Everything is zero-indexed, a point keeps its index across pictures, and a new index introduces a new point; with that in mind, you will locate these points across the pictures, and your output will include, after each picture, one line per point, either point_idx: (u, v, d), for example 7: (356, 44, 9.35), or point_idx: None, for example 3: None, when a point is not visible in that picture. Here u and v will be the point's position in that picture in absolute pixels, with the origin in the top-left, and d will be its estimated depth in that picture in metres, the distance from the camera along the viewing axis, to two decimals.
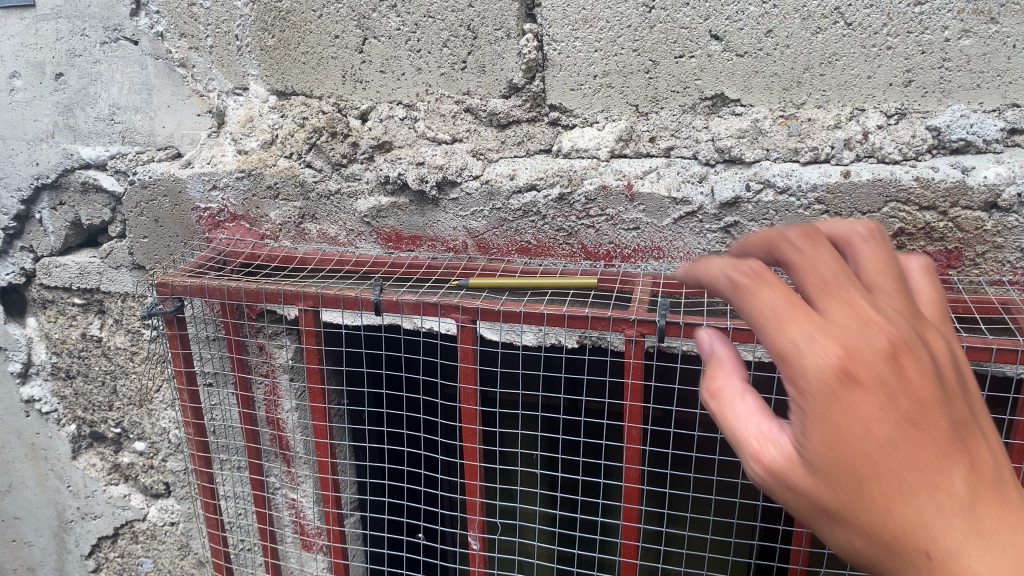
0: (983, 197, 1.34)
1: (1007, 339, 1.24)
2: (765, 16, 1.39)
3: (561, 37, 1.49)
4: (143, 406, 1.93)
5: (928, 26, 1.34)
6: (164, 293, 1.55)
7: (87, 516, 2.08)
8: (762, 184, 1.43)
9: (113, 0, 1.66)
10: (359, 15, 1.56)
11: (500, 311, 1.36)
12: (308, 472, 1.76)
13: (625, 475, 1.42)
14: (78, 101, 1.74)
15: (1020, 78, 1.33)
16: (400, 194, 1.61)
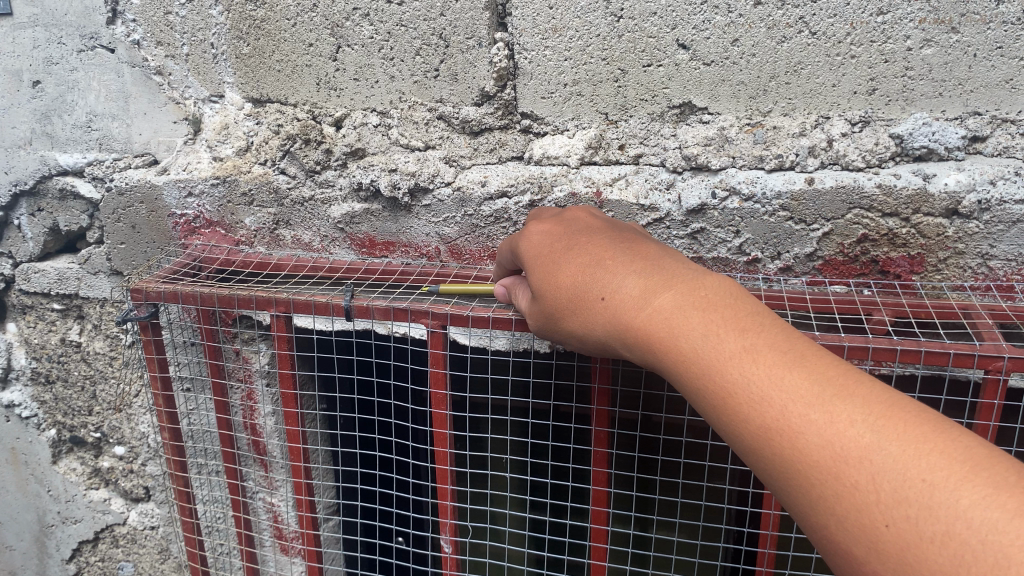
0: (944, 204, 1.36)
1: (964, 344, 1.25)
2: (731, 25, 1.41)
3: (531, 46, 1.51)
4: (121, 411, 1.94)
5: (891, 35, 1.35)
6: (140, 300, 1.56)
7: (67, 521, 2.09)
8: (728, 191, 1.46)
9: (90, 9, 1.67)
10: (332, 23, 1.57)
11: (469, 316, 1.38)
12: (285, 477, 1.78)
13: (593, 478, 1.44)
14: (55, 109, 1.75)
15: (980, 87, 1.35)
16: (373, 201, 1.63)
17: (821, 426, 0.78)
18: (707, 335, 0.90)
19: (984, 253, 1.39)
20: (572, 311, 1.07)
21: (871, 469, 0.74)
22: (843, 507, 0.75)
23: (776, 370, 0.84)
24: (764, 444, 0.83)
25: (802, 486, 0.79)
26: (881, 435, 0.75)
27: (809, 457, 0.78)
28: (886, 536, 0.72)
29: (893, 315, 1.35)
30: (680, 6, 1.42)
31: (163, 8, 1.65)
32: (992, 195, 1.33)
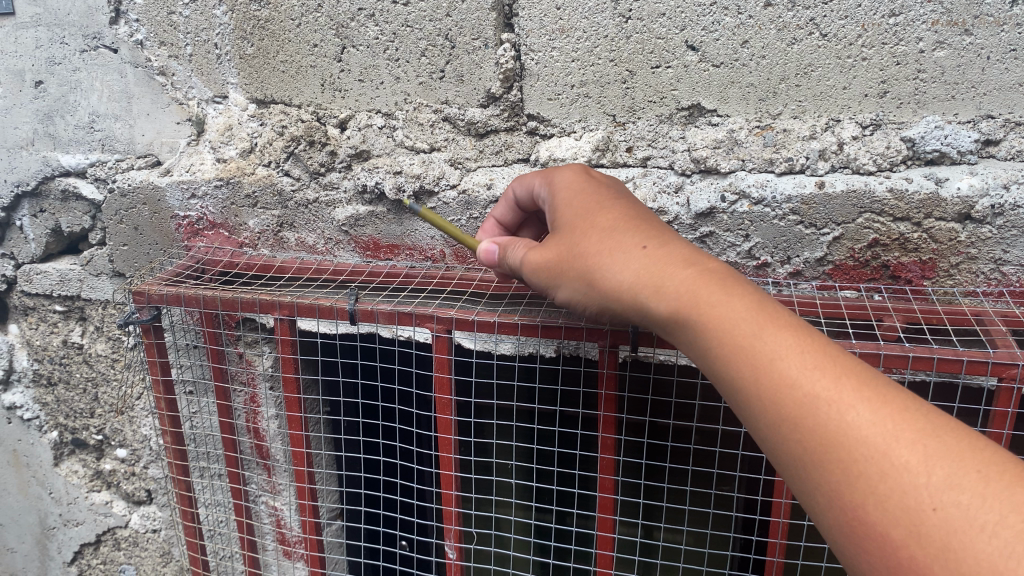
0: (957, 208, 1.34)
1: (977, 350, 1.23)
2: (741, 26, 1.39)
3: (538, 47, 1.49)
4: (123, 413, 1.92)
5: (903, 37, 1.33)
6: (142, 302, 1.55)
7: (69, 523, 2.07)
8: (737, 194, 1.44)
9: (93, 9, 1.66)
10: (337, 24, 1.56)
11: (474, 321, 1.37)
12: (287, 481, 1.76)
13: (599, 485, 1.42)
14: (57, 109, 1.74)
15: (994, 90, 1.33)
16: (378, 203, 1.62)
17: (869, 410, 0.80)
18: (751, 313, 0.90)
19: (997, 259, 1.37)
20: (592, 263, 1.03)
21: (920, 454, 0.75)
22: (885, 489, 0.75)
23: (823, 357, 0.85)
24: (804, 421, 0.83)
25: (840, 466, 0.79)
26: (931, 427, 0.77)
27: (854, 437, 0.79)
28: (930, 519, 0.72)
29: (905, 321, 1.33)
30: (689, 7, 1.40)
31: (166, 8, 1.64)
32: (1006, 200, 1.31)
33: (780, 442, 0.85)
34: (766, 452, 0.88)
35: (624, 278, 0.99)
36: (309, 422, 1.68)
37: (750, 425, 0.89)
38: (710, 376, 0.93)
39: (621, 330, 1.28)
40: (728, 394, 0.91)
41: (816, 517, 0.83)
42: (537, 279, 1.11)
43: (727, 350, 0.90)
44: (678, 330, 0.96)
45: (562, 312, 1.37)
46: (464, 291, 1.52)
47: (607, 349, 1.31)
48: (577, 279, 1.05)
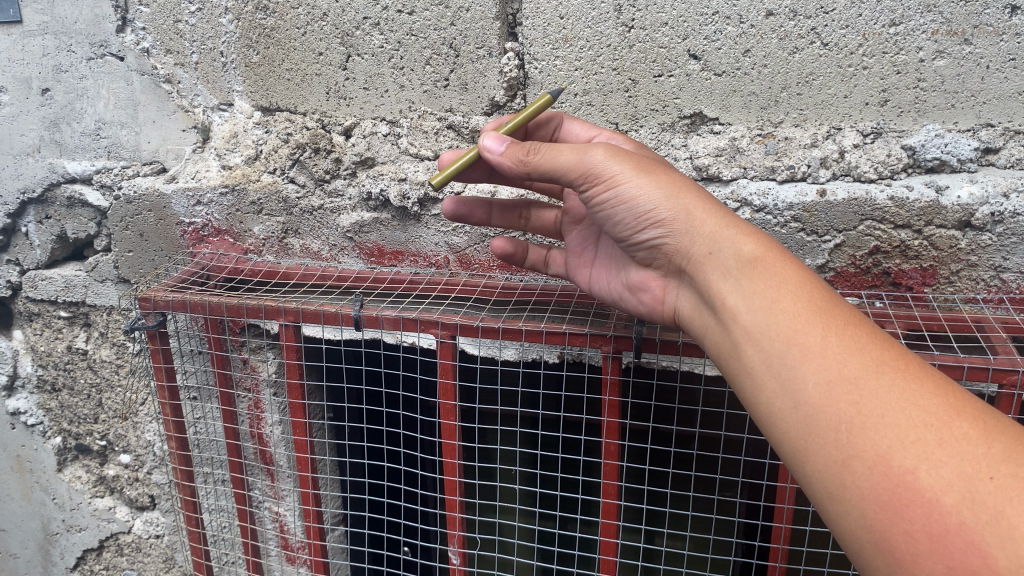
0: (957, 216, 1.35)
1: (978, 357, 1.24)
2: (743, 36, 1.41)
3: (541, 56, 1.51)
4: (127, 419, 1.93)
5: (903, 47, 1.35)
6: (148, 308, 1.56)
7: (72, 529, 2.07)
8: (739, 202, 1.46)
9: (100, 17, 1.67)
10: (343, 32, 1.57)
11: (478, 327, 1.37)
12: (291, 486, 1.76)
13: (603, 490, 1.43)
14: (64, 116, 1.75)
15: (993, 99, 1.34)
16: (382, 210, 1.63)
17: (930, 384, 0.79)
18: (818, 283, 0.91)
19: (997, 266, 1.38)
20: (679, 187, 1.02)
21: (978, 428, 0.74)
22: (940, 454, 0.73)
23: (882, 338, 0.85)
24: (863, 380, 0.80)
25: (893, 427, 0.76)
26: (985, 410, 0.77)
27: (914, 403, 0.77)
28: (985, 487, 0.70)
29: (906, 328, 1.34)
30: (691, 17, 1.42)
31: (173, 16, 1.66)
32: (1005, 207, 1.32)
33: (825, 400, 0.81)
34: (797, 414, 0.84)
35: (702, 213, 0.99)
36: (313, 427, 1.69)
37: (786, 382, 0.85)
38: (754, 330, 0.90)
39: (624, 337, 1.29)
40: (771, 348, 0.88)
41: (842, 487, 0.79)
42: (599, 164, 1.05)
43: (792, 302, 0.88)
44: (736, 277, 0.94)
45: (565, 318, 1.39)
46: (468, 298, 1.53)
47: (610, 356, 1.32)
48: (657, 184, 1.02)
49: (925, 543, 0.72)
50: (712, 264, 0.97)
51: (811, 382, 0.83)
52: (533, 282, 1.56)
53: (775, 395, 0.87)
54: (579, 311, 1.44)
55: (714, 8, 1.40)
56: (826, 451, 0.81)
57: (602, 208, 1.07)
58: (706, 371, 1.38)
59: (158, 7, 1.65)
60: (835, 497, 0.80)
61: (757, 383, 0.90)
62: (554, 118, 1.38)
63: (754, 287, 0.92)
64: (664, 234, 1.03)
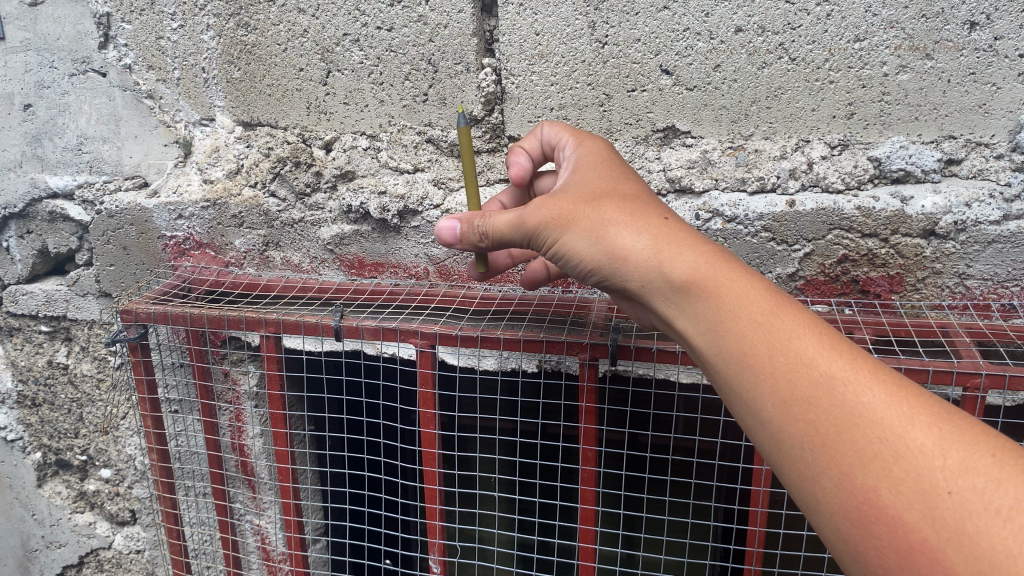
0: (922, 225, 1.39)
1: (942, 360, 1.28)
2: (713, 51, 1.45)
3: (518, 71, 1.54)
4: (108, 433, 1.93)
5: (868, 62, 1.39)
6: (129, 320, 1.57)
7: (52, 545, 2.06)
8: (711, 213, 1.49)
9: (82, 34, 1.69)
10: (323, 49, 1.60)
11: (458, 335, 1.40)
12: (272, 498, 1.77)
13: (581, 496, 1.46)
14: (46, 132, 1.77)
15: (955, 112, 1.39)
16: (362, 222, 1.66)
17: (881, 392, 0.80)
18: (763, 294, 0.91)
19: (961, 273, 1.42)
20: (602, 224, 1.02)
21: (934, 437, 0.76)
22: (897, 471, 0.75)
23: (833, 343, 0.86)
24: (814, 400, 0.82)
25: (850, 447, 0.79)
26: (942, 412, 0.78)
27: (867, 419, 0.79)
28: (944, 503, 0.72)
29: (874, 334, 1.37)
30: (663, 33, 1.46)
31: (155, 33, 1.68)
32: (967, 216, 1.37)
33: (786, 421, 0.85)
34: (766, 433, 0.88)
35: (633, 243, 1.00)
36: (294, 438, 1.70)
37: (750, 403, 0.89)
38: (711, 354, 0.93)
39: (600, 343, 1.32)
40: (730, 371, 0.91)
41: (817, 500, 0.82)
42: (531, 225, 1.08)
43: (734, 326, 0.90)
44: (681, 304, 0.96)
45: (543, 326, 1.42)
46: (447, 308, 1.56)
47: (586, 363, 1.35)
48: (580, 233, 1.04)
49: (894, 558, 0.75)
50: (655, 294, 0.99)
51: (770, 403, 0.86)
52: (510, 292, 1.60)
53: (745, 413, 0.91)
54: (556, 320, 1.47)
55: (685, 25, 1.44)
56: (797, 468, 0.84)
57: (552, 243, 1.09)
58: (680, 378, 1.41)
59: (140, 24, 1.68)
60: (814, 508, 0.84)
61: (728, 401, 0.93)
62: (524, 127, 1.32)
63: (698, 314, 0.94)
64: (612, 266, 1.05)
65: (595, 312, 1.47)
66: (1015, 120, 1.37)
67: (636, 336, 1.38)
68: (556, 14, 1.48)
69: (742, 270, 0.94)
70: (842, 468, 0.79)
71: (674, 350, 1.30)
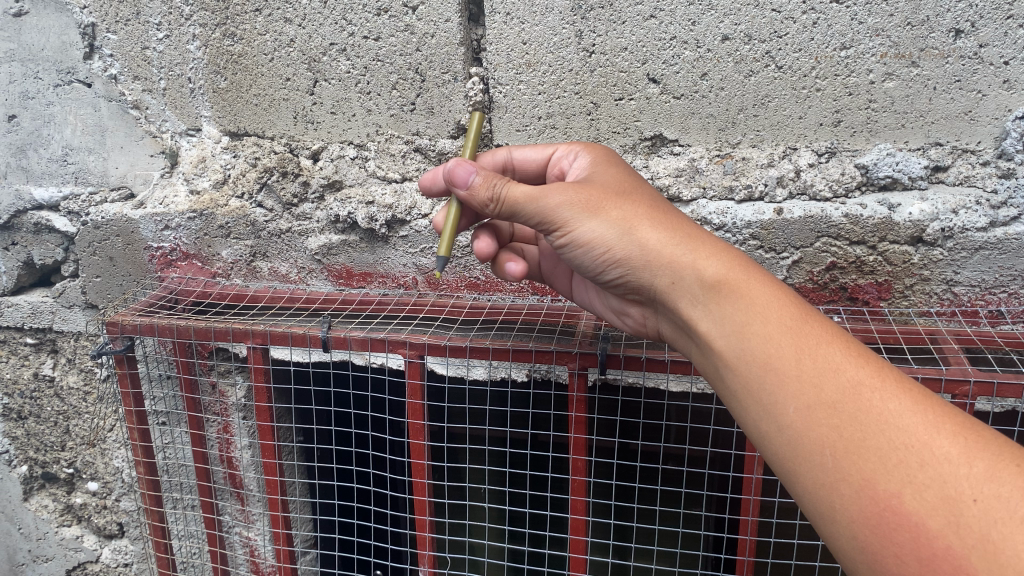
0: (909, 232, 1.40)
1: (931, 368, 1.28)
2: (700, 60, 1.45)
3: (505, 80, 1.54)
4: (95, 445, 1.91)
5: (854, 69, 1.40)
6: (115, 333, 1.55)
7: (39, 559, 2.05)
8: (699, 221, 1.49)
9: (67, 44, 1.68)
10: (310, 58, 1.60)
11: (447, 346, 1.39)
12: (261, 510, 1.76)
13: (571, 506, 1.45)
14: (30, 143, 1.76)
15: (941, 119, 1.40)
16: (350, 232, 1.65)
17: (907, 400, 0.80)
18: (788, 299, 0.92)
19: (949, 279, 1.42)
20: (633, 219, 1.03)
21: (959, 446, 0.76)
22: (923, 478, 0.75)
23: (857, 350, 0.86)
24: (840, 404, 0.82)
25: (874, 452, 0.78)
26: (966, 422, 0.78)
27: (893, 424, 0.79)
28: (969, 510, 0.72)
29: (863, 342, 1.37)
30: (650, 42, 1.46)
31: (140, 43, 1.67)
32: (955, 223, 1.37)
33: (807, 425, 0.84)
34: (782, 439, 0.87)
35: (664, 242, 1.00)
36: (282, 450, 1.69)
37: (769, 408, 0.88)
38: (732, 356, 0.92)
39: (589, 353, 1.32)
40: (749, 372, 0.90)
41: (833, 509, 0.82)
42: (556, 211, 1.06)
43: (763, 327, 0.90)
44: (706, 304, 0.96)
45: (532, 336, 1.41)
46: (435, 317, 1.55)
47: (576, 372, 1.34)
48: (610, 224, 1.03)
49: (914, 566, 0.74)
50: (678, 293, 0.98)
51: (792, 407, 0.86)
52: (499, 301, 1.59)
53: (761, 419, 0.89)
54: (546, 330, 1.46)
55: (672, 33, 1.44)
56: (814, 475, 0.83)
57: (567, 246, 1.09)
58: (670, 386, 1.41)
59: (125, 34, 1.67)
60: (828, 518, 0.83)
61: (744, 405, 0.92)
62: (503, 153, 1.34)
63: (723, 314, 0.93)
64: (627, 272, 1.04)
65: (585, 321, 1.46)
66: (1000, 127, 1.38)
67: (626, 345, 1.38)
68: (543, 24, 1.48)
69: (766, 276, 0.95)
70: (865, 474, 0.79)
71: (664, 358, 1.31)
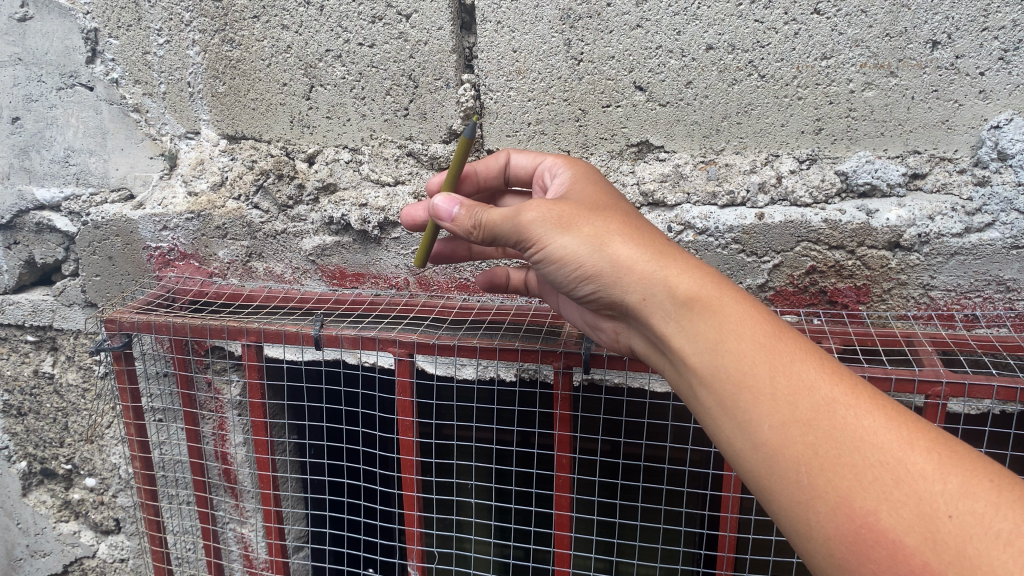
0: (886, 237, 1.43)
1: (905, 369, 1.32)
2: (685, 68, 1.49)
3: (496, 87, 1.58)
4: (93, 442, 1.95)
5: (835, 79, 1.44)
6: (113, 329, 1.59)
7: (36, 554, 2.08)
8: (683, 225, 1.53)
9: (70, 48, 1.73)
10: (306, 64, 1.64)
11: (435, 344, 1.43)
12: (255, 506, 1.80)
13: (556, 503, 1.48)
14: (33, 144, 1.80)
15: (919, 127, 1.43)
16: (344, 234, 1.69)
17: (880, 418, 0.85)
18: (760, 316, 0.95)
19: (925, 284, 1.46)
20: (607, 235, 1.05)
21: (933, 462, 0.80)
22: (899, 494, 0.79)
23: (826, 367, 0.91)
24: (815, 422, 0.86)
25: (849, 469, 0.82)
26: (937, 438, 0.83)
27: (868, 443, 0.83)
28: (945, 526, 0.76)
29: (841, 344, 1.40)
30: (636, 51, 1.50)
31: (142, 48, 1.71)
32: (931, 229, 1.41)
33: (782, 441, 0.88)
34: (758, 455, 0.90)
35: (636, 257, 1.03)
36: (275, 446, 1.73)
37: (743, 424, 0.91)
38: (706, 373, 0.96)
39: (574, 352, 1.35)
40: (723, 390, 0.93)
41: (808, 526, 0.85)
42: (530, 226, 1.10)
43: (736, 344, 0.93)
44: (679, 320, 0.99)
45: (519, 336, 1.45)
46: (426, 317, 1.58)
47: (561, 371, 1.38)
48: (583, 240, 1.06)
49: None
50: (651, 309, 1.01)
51: (766, 424, 0.89)
52: (488, 302, 1.64)
53: (735, 435, 0.93)
54: (532, 330, 1.50)
55: (658, 42, 1.48)
56: (790, 492, 0.87)
57: (543, 264, 1.12)
58: (653, 386, 1.44)
59: (127, 39, 1.71)
60: (802, 534, 0.86)
61: (717, 421, 0.95)
62: (501, 155, 1.41)
63: (697, 330, 0.96)
64: (602, 288, 1.07)
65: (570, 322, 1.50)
66: (977, 136, 1.42)
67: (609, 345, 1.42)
68: (532, 32, 1.52)
69: (739, 293, 0.99)
70: (841, 492, 0.82)
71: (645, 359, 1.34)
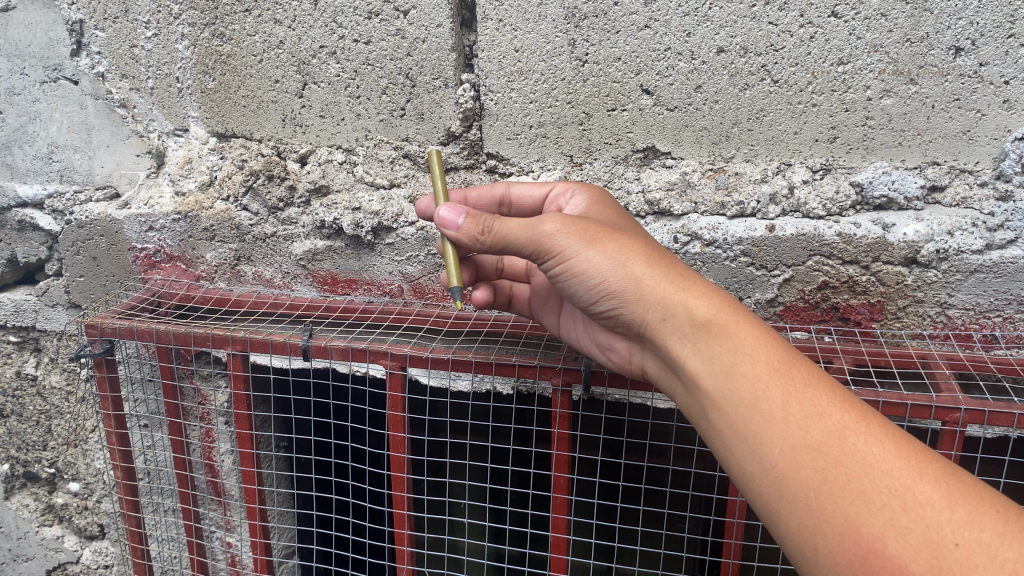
0: (903, 253, 1.37)
1: (921, 394, 1.25)
2: (694, 72, 1.42)
3: (497, 88, 1.51)
4: (76, 446, 1.89)
5: (851, 85, 1.37)
6: (94, 335, 1.53)
7: (18, 558, 2.01)
8: (689, 236, 1.46)
9: (55, 41, 1.67)
10: (299, 60, 1.57)
11: (429, 357, 1.36)
12: (241, 517, 1.74)
13: (552, 525, 1.42)
14: (16, 139, 1.74)
15: (939, 137, 1.36)
16: (337, 238, 1.62)
17: (890, 445, 0.78)
18: (777, 342, 0.89)
19: (942, 302, 1.39)
20: (627, 252, 0.99)
21: (942, 491, 0.74)
22: (905, 521, 0.73)
23: (843, 396, 0.84)
24: (825, 447, 0.80)
25: (858, 495, 0.76)
26: (947, 468, 0.76)
27: (877, 470, 0.77)
28: (952, 554, 0.70)
29: (853, 363, 1.34)
30: (644, 52, 1.43)
31: (129, 41, 1.64)
32: (949, 245, 1.34)
33: (792, 467, 0.82)
34: (766, 480, 0.84)
35: (655, 276, 0.97)
36: (262, 458, 1.67)
37: (754, 447, 0.85)
38: (719, 396, 0.89)
39: (574, 369, 1.29)
40: (735, 413, 0.87)
41: (815, 552, 0.79)
42: (550, 237, 1.01)
43: (752, 368, 0.87)
44: (695, 341, 0.93)
45: (517, 350, 1.39)
46: (420, 328, 1.52)
47: (559, 389, 1.32)
48: (603, 255, 0.99)
49: None
50: (668, 330, 0.96)
51: (777, 448, 0.83)
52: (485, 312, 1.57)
53: (745, 459, 0.86)
54: (531, 343, 1.44)
55: (666, 44, 1.42)
56: (797, 516, 0.81)
57: (556, 279, 1.05)
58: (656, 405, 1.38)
59: (113, 31, 1.64)
60: (810, 560, 0.80)
61: (727, 445, 0.89)
62: (500, 188, 1.31)
63: (712, 353, 0.91)
64: (617, 305, 1.00)
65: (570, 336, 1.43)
66: (1000, 147, 1.35)
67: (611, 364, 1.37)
68: (535, 31, 1.46)
69: (756, 321, 0.93)
70: (849, 519, 0.76)
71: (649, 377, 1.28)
